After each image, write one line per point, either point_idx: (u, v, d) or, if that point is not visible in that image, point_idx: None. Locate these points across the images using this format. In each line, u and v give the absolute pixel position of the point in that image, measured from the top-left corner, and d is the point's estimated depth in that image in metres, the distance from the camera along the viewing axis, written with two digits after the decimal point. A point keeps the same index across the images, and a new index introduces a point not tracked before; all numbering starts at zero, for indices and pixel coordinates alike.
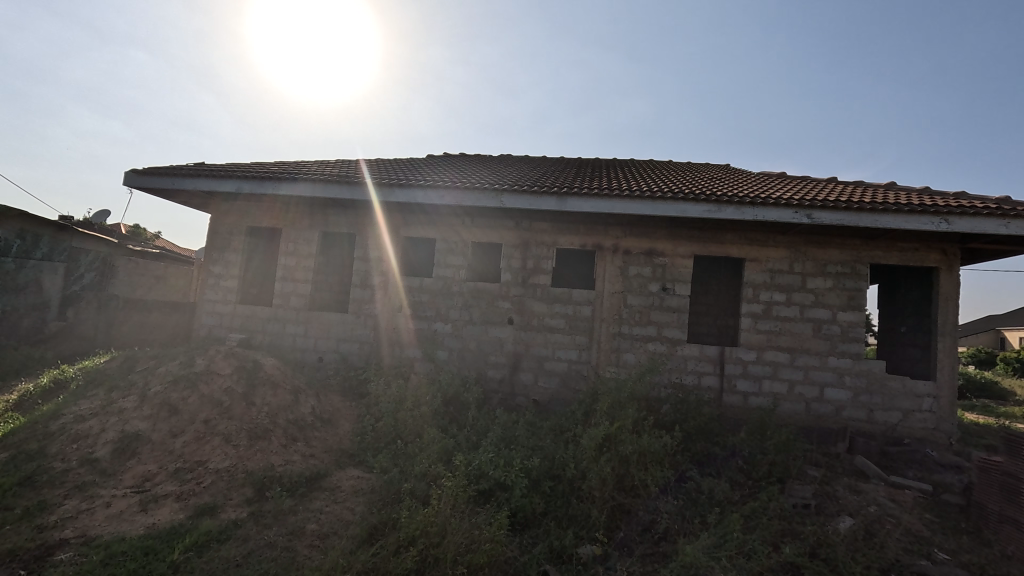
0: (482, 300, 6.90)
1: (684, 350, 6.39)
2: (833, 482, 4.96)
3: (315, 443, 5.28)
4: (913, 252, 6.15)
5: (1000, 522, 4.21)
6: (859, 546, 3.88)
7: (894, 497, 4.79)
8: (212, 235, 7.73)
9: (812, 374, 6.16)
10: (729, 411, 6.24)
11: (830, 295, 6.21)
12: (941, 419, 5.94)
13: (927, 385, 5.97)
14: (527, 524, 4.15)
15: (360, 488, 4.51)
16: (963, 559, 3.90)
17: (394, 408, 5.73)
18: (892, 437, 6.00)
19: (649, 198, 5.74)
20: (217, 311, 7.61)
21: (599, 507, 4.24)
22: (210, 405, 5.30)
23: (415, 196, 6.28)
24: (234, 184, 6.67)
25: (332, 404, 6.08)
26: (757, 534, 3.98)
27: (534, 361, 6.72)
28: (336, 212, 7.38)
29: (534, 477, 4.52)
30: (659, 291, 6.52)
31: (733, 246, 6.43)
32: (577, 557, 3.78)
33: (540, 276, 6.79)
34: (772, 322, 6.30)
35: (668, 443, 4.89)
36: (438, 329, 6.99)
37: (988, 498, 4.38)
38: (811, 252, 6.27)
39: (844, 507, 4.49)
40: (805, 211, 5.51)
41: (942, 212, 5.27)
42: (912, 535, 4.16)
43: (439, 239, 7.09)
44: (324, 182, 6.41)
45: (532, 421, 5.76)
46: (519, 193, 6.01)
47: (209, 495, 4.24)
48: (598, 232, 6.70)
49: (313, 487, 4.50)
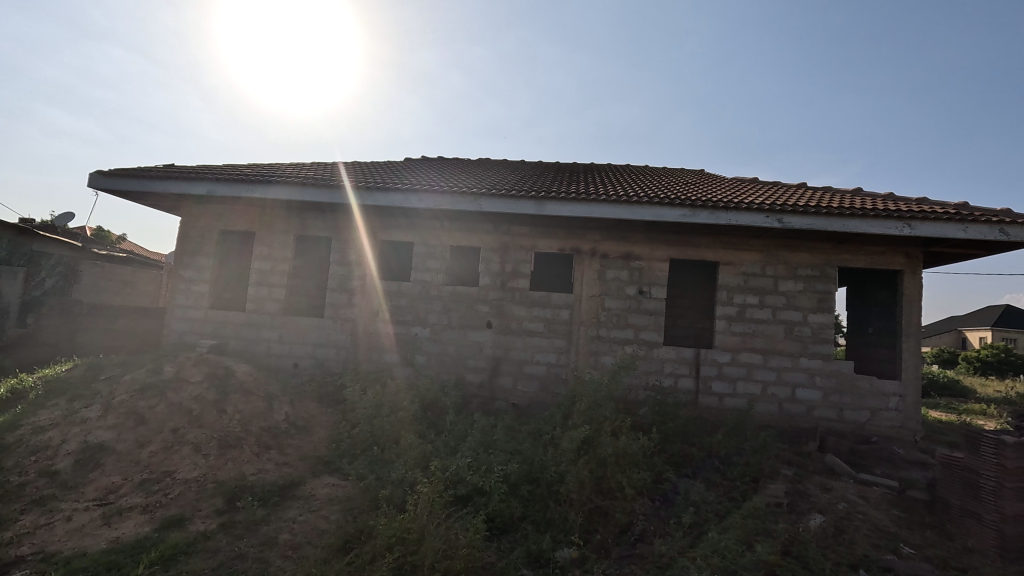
0: (461, 303, 6.88)
1: (661, 353, 6.46)
2: (806, 480, 5.07)
3: (290, 450, 5.18)
4: (880, 255, 6.33)
5: (962, 516, 4.33)
6: (829, 543, 3.97)
7: (863, 494, 4.91)
8: (183, 239, 7.57)
9: (785, 375, 6.30)
10: (705, 412, 6.34)
11: (801, 297, 6.36)
12: (907, 417, 6.13)
13: (894, 385, 6.16)
14: (504, 529, 4.14)
15: (335, 496, 4.43)
16: (928, 553, 4.03)
17: (370, 415, 5.64)
18: (861, 436, 6.17)
19: (626, 202, 5.80)
20: (187, 316, 7.42)
21: (576, 510, 4.23)
22: (179, 414, 5.15)
23: (393, 199, 6.21)
24: (206, 187, 6.52)
25: (308, 410, 5.96)
26: (731, 533, 4.02)
27: (514, 364, 6.71)
28: (313, 215, 7.28)
29: (511, 481, 4.51)
30: (637, 294, 6.59)
31: (708, 249, 6.55)
32: (554, 560, 3.77)
33: (519, 279, 6.80)
34: (746, 324, 6.42)
35: (645, 445, 4.94)
36: (417, 333, 6.93)
37: (951, 493, 4.49)
38: (782, 256, 6.43)
39: (814, 505, 4.59)
40: (776, 215, 5.64)
41: (906, 216, 5.46)
42: (879, 531, 4.27)
43: (418, 242, 7.04)
44: (300, 186, 6.30)
45: (510, 424, 5.73)
46: (497, 197, 6.01)
47: (176, 506, 4.11)
48: (576, 236, 6.74)
49: (287, 496, 4.41)
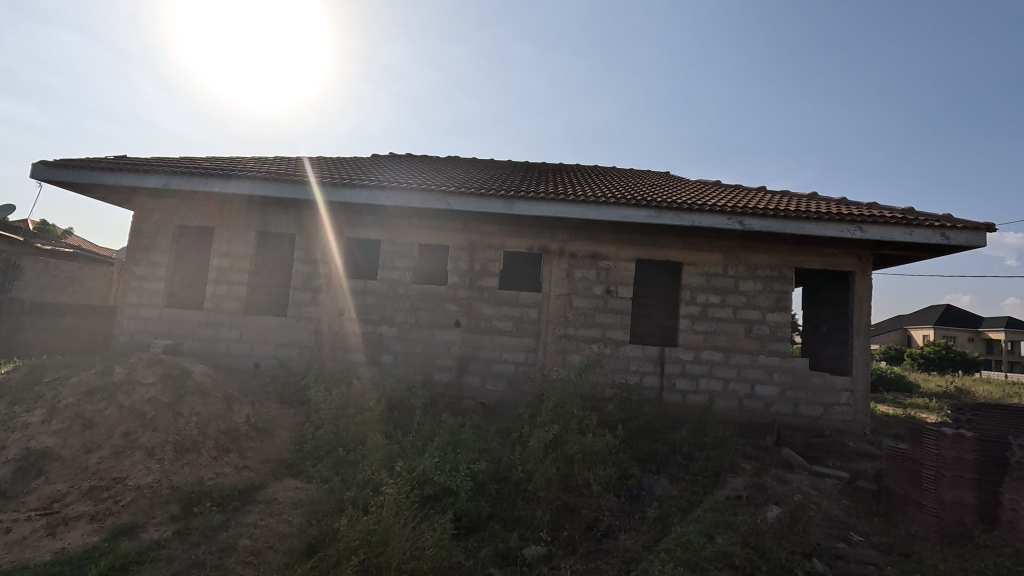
0: (430, 302, 6.82)
1: (627, 351, 6.58)
2: (763, 473, 5.26)
3: (250, 453, 5.02)
4: (833, 257, 6.62)
5: (905, 504, 4.59)
6: (785, 533, 4.13)
7: (816, 485, 5.13)
8: (135, 234, 7.22)
9: (745, 372, 6.52)
10: (669, 409, 6.49)
11: (760, 296, 6.59)
12: (857, 411, 6.44)
13: (845, 380, 6.46)
14: (472, 528, 4.14)
15: (299, 499, 4.33)
16: (875, 540, 4.24)
17: (335, 415, 5.53)
18: (815, 429, 6.44)
19: (594, 203, 5.88)
20: (140, 315, 7.10)
21: (543, 508, 4.26)
22: (131, 417, 4.92)
23: (360, 196, 6.10)
24: (161, 180, 6.24)
25: (269, 412, 5.80)
26: (693, 526, 4.14)
27: (482, 363, 6.71)
28: (276, 211, 7.07)
29: (479, 480, 4.51)
30: (604, 293, 6.69)
31: (672, 249, 6.70)
32: (522, 558, 3.79)
33: (487, 278, 6.79)
34: (709, 323, 6.61)
35: (611, 442, 5.02)
36: (383, 332, 6.83)
37: (896, 483, 4.75)
38: (742, 257, 6.64)
39: (771, 497, 4.77)
40: (737, 217, 5.83)
41: (857, 220, 5.73)
42: (831, 520, 4.48)
43: (385, 240, 6.94)
44: (262, 180, 6.12)
45: (478, 423, 5.72)
46: (466, 195, 5.99)
47: (127, 514, 3.93)
48: (545, 235, 6.78)
49: (247, 500, 4.28)
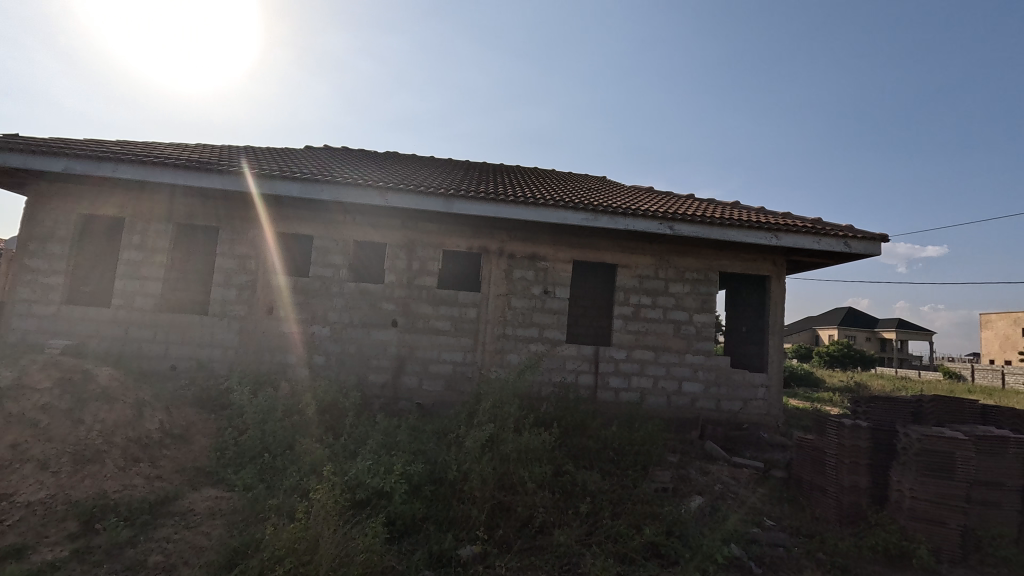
0: (365, 300, 6.62)
1: (563, 351, 6.72)
2: (688, 466, 5.55)
3: (163, 462, 4.66)
4: (752, 262, 7.11)
5: (811, 489, 5.00)
6: (706, 521, 4.38)
7: (735, 475, 5.48)
8: (29, 222, 6.50)
9: (672, 370, 6.85)
10: (602, 406, 6.70)
11: (688, 298, 6.95)
12: (771, 405, 6.95)
13: (761, 376, 6.95)
14: (405, 531, 4.07)
15: (218, 509, 4.07)
16: (784, 524, 4.60)
17: (261, 419, 5.25)
18: (735, 423, 6.88)
19: (533, 204, 5.96)
20: (33, 313, 6.38)
21: (479, 507, 4.26)
22: (20, 426, 4.41)
23: (291, 188, 5.82)
24: (62, 163, 5.65)
25: (186, 417, 5.40)
26: (623, 518, 4.30)
27: (418, 363, 6.61)
28: (197, 202, 6.61)
29: (414, 482, 4.44)
30: (542, 294, 6.79)
31: (607, 252, 6.92)
32: (456, 559, 3.77)
33: (425, 277, 6.69)
34: (640, 323, 6.89)
35: (547, 440, 5.11)
36: (315, 332, 6.56)
37: (804, 470, 5.17)
38: (672, 260, 6.98)
39: (694, 488, 5.04)
40: (667, 223, 6.11)
41: (773, 228, 6.19)
42: (747, 507, 4.81)
43: (319, 236, 6.67)
44: (180, 169, 5.69)
45: (414, 425, 5.63)
46: (404, 192, 5.88)
47: (14, 534, 3.52)
48: (484, 235, 6.79)
49: (159, 513, 3.97)
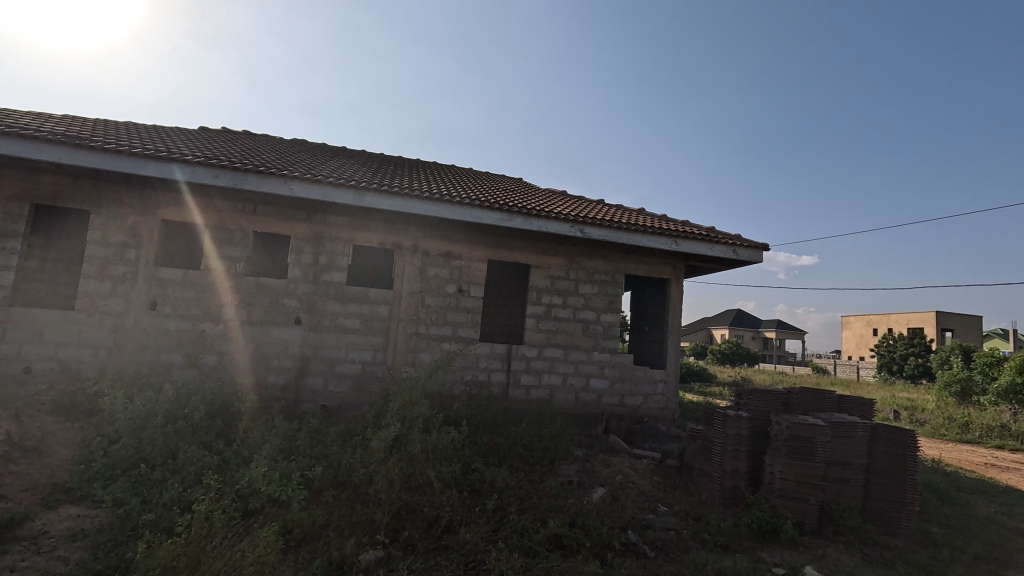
0: (265, 296, 6.19)
1: (476, 350, 6.74)
2: (592, 459, 5.80)
3: (10, 480, 4.03)
4: (655, 265, 7.58)
5: (700, 476, 5.43)
6: (607, 510, 4.61)
7: (634, 466, 5.82)
8: None
9: (581, 367, 7.12)
10: (513, 403, 6.81)
11: (596, 299, 7.26)
12: (669, 399, 7.45)
13: (660, 373, 7.43)
14: (303, 540, 3.85)
15: (79, 530, 3.59)
16: (676, 508, 4.95)
17: (137, 426, 4.72)
18: (636, 417, 7.30)
19: (448, 201, 5.91)
20: None
21: (384, 509, 4.13)
22: None
23: (180, 171, 5.29)
24: None
25: (42, 427, 4.71)
26: (529, 513, 4.40)
27: (324, 363, 6.29)
28: (62, 181, 5.79)
29: (314, 488, 4.22)
30: (456, 292, 6.76)
31: (521, 252, 7.04)
32: (357, 564, 3.63)
33: (333, 273, 6.38)
34: (551, 322, 7.08)
35: (457, 438, 5.09)
36: (206, 330, 6.02)
37: (694, 458, 5.60)
38: (582, 262, 7.25)
39: (597, 479, 5.28)
40: (578, 225, 6.34)
41: (673, 234, 6.64)
42: (644, 495, 5.12)
43: (212, 225, 6.12)
44: (39, 141, 4.96)
45: (317, 428, 5.35)
46: (312, 182, 5.57)
47: None
48: (397, 231, 6.61)
49: (1, 539, 3.42)
